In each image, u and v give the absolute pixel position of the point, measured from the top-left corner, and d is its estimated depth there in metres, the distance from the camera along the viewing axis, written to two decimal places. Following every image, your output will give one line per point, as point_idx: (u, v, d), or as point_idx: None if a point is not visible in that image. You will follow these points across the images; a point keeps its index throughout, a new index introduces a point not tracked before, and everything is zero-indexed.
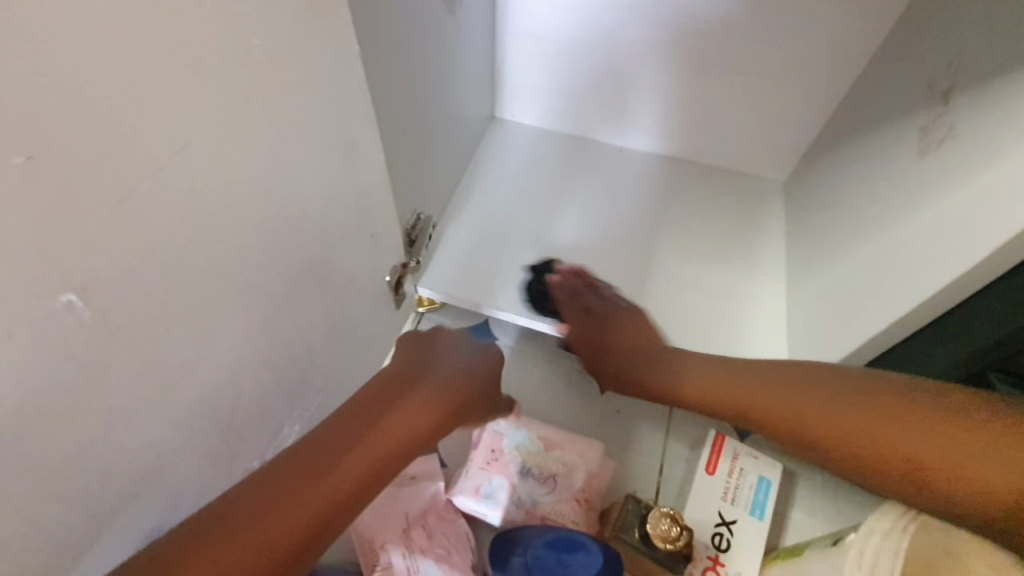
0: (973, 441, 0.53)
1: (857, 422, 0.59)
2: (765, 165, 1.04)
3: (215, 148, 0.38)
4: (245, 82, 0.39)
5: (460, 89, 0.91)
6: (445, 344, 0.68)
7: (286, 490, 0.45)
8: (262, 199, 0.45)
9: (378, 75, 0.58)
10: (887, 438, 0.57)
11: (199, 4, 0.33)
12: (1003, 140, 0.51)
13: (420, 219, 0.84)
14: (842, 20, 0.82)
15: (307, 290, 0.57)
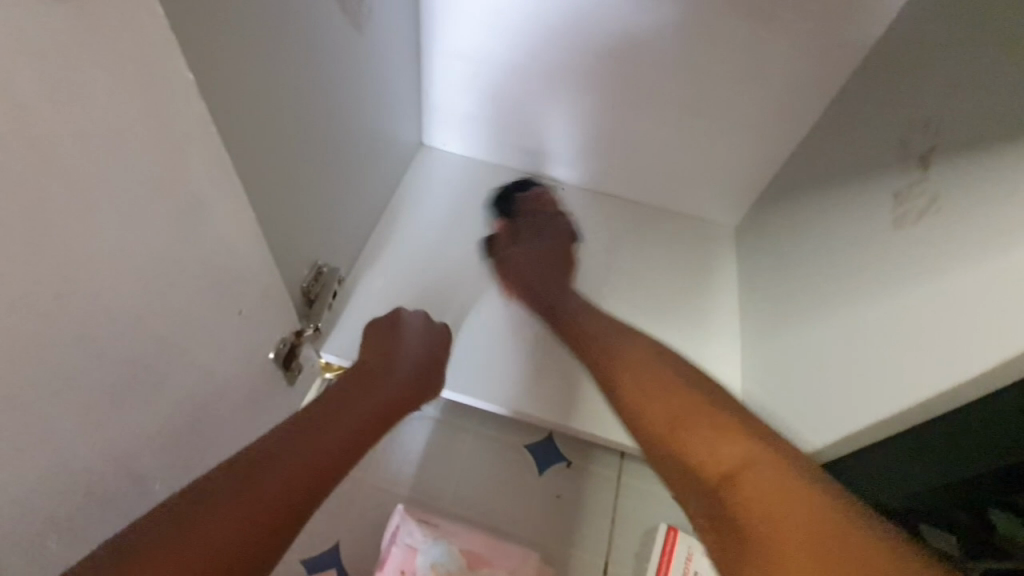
0: (804, 493, 0.41)
1: (681, 421, 0.49)
2: (716, 209, 0.96)
3: None
4: None
5: (375, 116, 0.77)
6: (403, 330, 0.67)
7: (179, 528, 0.39)
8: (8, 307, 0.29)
9: (240, 110, 0.43)
10: (701, 439, 0.47)
11: None
12: (999, 224, 0.44)
13: (322, 272, 0.69)
14: (800, 62, 0.75)
15: (131, 401, 0.41)
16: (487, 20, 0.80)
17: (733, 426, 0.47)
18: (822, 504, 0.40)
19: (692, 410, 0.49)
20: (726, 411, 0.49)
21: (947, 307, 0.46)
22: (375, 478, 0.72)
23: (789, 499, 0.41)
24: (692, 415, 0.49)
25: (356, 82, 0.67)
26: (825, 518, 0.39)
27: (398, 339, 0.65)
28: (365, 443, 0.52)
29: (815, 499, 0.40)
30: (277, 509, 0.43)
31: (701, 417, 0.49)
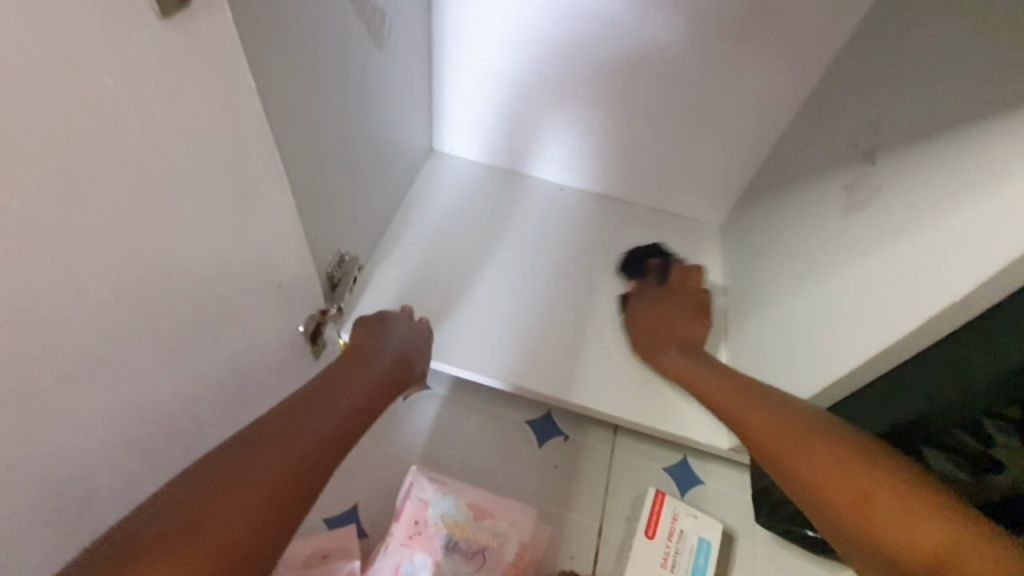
0: (909, 510, 0.47)
1: (793, 442, 0.57)
2: (702, 207, 1.04)
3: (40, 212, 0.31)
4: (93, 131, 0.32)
5: (391, 123, 0.86)
6: (389, 324, 0.76)
7: (241, 466, 0.46)
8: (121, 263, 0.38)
9: (284, 113, 0.52)
10: (804, 465, 0.55)
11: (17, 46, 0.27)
12: (925, 207, 0.51)
13: (344, 261, 0.77)
14: (772, 75, 0.83)
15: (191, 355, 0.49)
16: (490, 38, 0.90)
17: (836, 443, 0.55)
18: (949, 528, 0.45)
19: (782, 427, 0.59)
20: (824, 430, 0.56)
21: (888, 280, 0.53)
22: (389, 447, 0.80)
23: (874, 496, 0.50)
24: (782, 432, 0.58)
25: (375, 92, 0.76)
26: (963, 539, 0.44)
27: (388, 332, 0.74)
28: (365, 415, 0.61)
29: (933, 513, 0.46)
30: (306, 461, 0.50)
31: (791, 432, 0.58)
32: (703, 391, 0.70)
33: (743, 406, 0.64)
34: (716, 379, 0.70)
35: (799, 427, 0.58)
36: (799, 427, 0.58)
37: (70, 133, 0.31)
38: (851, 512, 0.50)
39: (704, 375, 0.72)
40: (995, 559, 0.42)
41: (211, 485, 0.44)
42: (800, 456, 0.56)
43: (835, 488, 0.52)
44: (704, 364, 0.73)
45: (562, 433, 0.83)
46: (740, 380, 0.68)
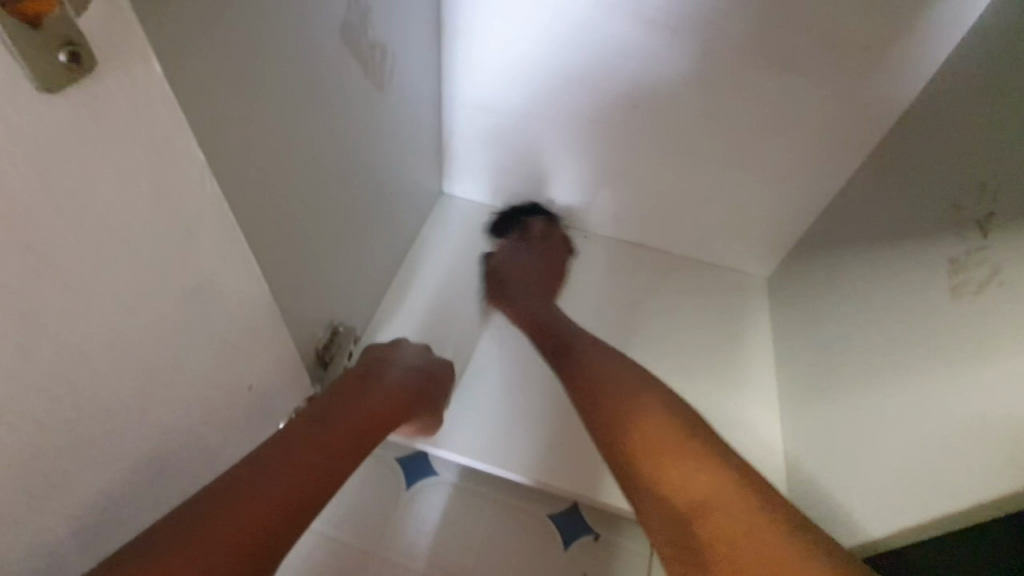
0: (700, 471, 0.47)
1: (599, 395, 0.56)
2: (746, 259, 0.93)
3: None
4: None
5: (395, 170, 0.76)
6: (392, 353, 0.65)
7: (175, 547, 0.39)
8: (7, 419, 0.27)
9: (256, 184, 0.42)
10: (603, 411, 0.55)
11: None
12: None
13: (339, 333, 0.67)
14: (834, 116, 0.72)
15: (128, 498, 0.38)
16: (509, 74, 0.79)
17: (700, 447, 0.49)
18: (738, 503, 0.44)
19: (651, 441, 0.50)
20: (702, 442, 0.49)
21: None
22: (389, 551, 0.68)
23: (758, 551, 0.40)
24: (648, 445, 0.50)
25: (376, 142, 0.66)
26: (748, 514, 0.43)
27: (391, 361, 0.63)
28: (351, 460, 0.51)
29: (741, 497, 0.44)
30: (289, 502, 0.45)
31: (666, 447, 0.49)
32: (597, 401, 0.56)
33: (618, 413, 0.53)
34: (615, 383, 0.56)
35: (678, 447, 0.49)
36: (677, 447, 0.49)
37: None
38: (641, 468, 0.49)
39: (605, 379, 0.57)
40: (743, 541, 0.41)
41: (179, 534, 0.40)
42: (668, 482, 0.47)
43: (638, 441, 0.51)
44: (610, 360, 0.60)
45: (592, 532, 0.71)
46: (651, 388, 0.55)
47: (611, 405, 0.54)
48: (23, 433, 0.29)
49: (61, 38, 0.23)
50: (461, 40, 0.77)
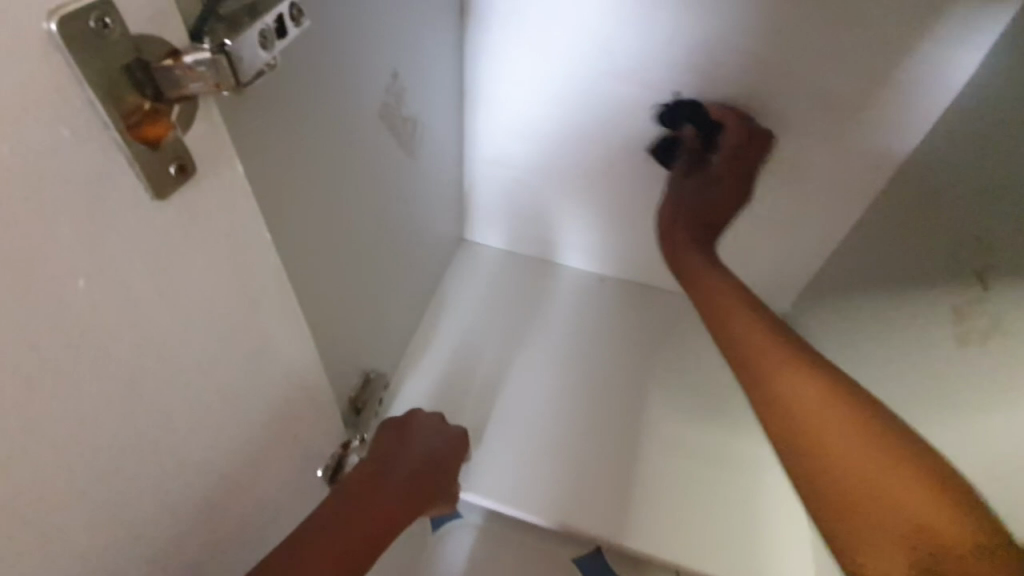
0: (807, 381, 0.47)
1: (771, 371, 0.49)
2: (761, 300, 0.96)
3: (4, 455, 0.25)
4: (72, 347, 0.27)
5: (421, 224, 0.81)
6: (414, 424, 0.69)
7: None
8: (106, 478, 0.31)
9: (303, 253, 0.46)
10: (759, 364, 0.50)
11: None
12: None
13: (370, 380, 0.70)
14: (837, 167, 0.76)
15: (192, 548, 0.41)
16: (526, 132, 0.85)
17: (812, 368, 0.48)
18: (842, 407, 0.44)
19: (768, 363, 0.50)
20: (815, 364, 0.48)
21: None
22: None
23: (873, 464, 0.40)
24: (768, 368, 0.49)
25: (405, 200, 0.71)
26: (852, 421, 0.43)
27: (413, 432, 0.67)
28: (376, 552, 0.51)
29: (855, 418, 0.43)
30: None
31: (776, 366, 0.49)
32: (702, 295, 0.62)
33: (738, 337, 0.54)
34: (737, 299, 0.58)
35: (797, 379, 0.47)
36: (797, 378, 0.47)
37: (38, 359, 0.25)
38: (802, 436, 0.44)
39: (730, 295, 0.59)
40: (878, 454, 0.40)
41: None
42: (785, 405, 0.46)
43: (798, 413, 0.45)
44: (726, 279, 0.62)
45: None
46: (772, 322, 0.55)
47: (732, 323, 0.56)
48: (123, 494, 0.33)
49: (171, 154, 0.28)
50: (480, 104, 0.83)
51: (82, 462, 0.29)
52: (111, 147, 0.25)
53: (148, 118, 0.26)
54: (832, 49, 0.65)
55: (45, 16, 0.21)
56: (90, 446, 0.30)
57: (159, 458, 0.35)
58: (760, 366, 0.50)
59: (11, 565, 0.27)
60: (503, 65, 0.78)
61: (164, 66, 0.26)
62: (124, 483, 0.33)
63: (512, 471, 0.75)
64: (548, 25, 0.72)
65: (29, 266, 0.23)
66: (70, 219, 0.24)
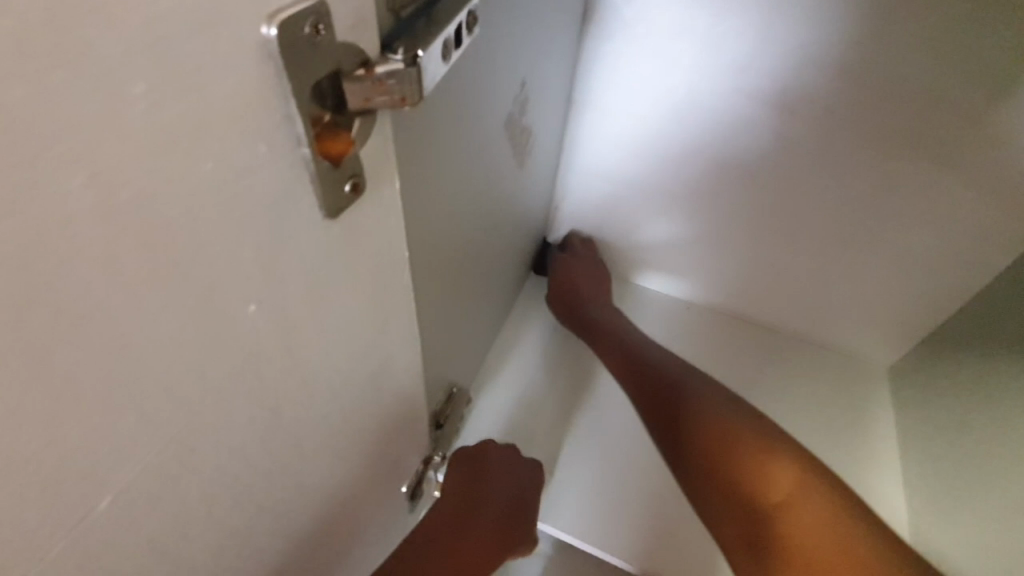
0: (823, 517, 0.51)
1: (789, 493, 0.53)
2: (867, 347, 0.88)
3: (165, 487, 0.24)
4: (235, 373, 0.25)
5: (517, 239, 0.78)
6: (492, 466, 0.66)
7: None
8: (244, 504, 0.30)
9: (426, 273, 0.44)
10: (753, 477, 0.55)
11: (165, 304, 0.20)
12: None
13: (454, 395, 0.68)
14: (984, 214, 0.68)
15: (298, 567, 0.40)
16: (632, 150, 0.80)
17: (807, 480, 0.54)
18: (810, 500, 0.52)
19: (772, 476, 0.55)
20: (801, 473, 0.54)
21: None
22: None
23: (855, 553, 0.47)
24: (777, 488, 0.54)
25: (508, 214, 0.69)
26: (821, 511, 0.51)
27: (490, 476, 0.65)
28: None
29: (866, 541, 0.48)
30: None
31: (784, 483, 0.54)
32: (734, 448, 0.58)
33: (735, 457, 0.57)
34: (741, 429, 0.59)
35: (786, 475, 0.54)
36: (787, 476, 0.54)
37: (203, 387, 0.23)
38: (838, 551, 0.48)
39: (731, 420, 0.60)
40: None
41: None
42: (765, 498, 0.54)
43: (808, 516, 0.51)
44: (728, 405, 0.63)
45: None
46: (758, 430, 0.59)
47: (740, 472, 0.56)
48: (253, 521, 0.32)
49: (349, 172, 0.26)
50: (588, 114, 0.79)
51: (226, 488, 0.28)
52: (296, 161, 0.23)
53: (328, 135, 0.24)
54: (996, 85, 0.59)
55: (264, 20, 0.19)
56: (235, 474, 0.28)
57: (285, 481, 0.33)
58: (777, 524, 0.52)
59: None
60: (619, 77, 0.73)
61: (356, 75, 0.23)
62: (256, 508, 0.31)
63: (594, 504, 0.73)
64: (676, 36, 0.67)
65: (211, 292, 0.22)
66: (253, 241, 0.22)
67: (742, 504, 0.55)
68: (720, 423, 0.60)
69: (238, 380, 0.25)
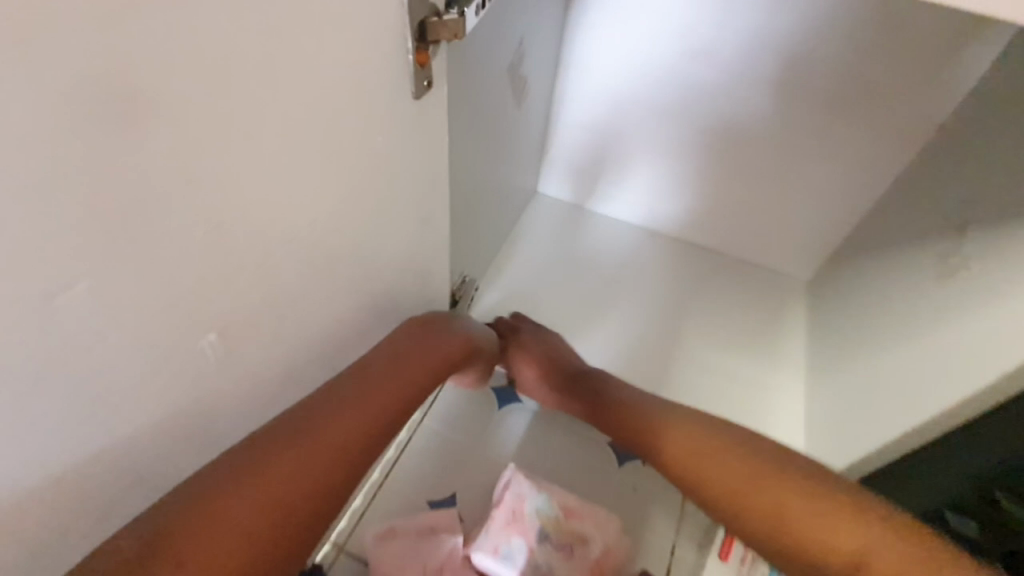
0: (766, 485, 0.63)
1: (724, 470, 0.66)
2: (790, 264, 1.10)
3: (331, 219, 0.45)
4: (362, 166, 0.46)
5: (516, 165, 0.99)
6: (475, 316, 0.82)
7: (246, 469, 0.48)
8: (351, 260, 0.51)
9: (453, 159, 0.66)
10: (684, 462, 0.69)
11: (349, 105, 0.41)
12: None
13: (466, 280, 0.90)
14: (867, 145, 0.90)
15: (361, 339, 0.60)
16: (609, 98, 1.02)
17: (735, 450, 0.67)
18: (753, 470, 0.65)
19: (705, 461, 0.67)
20: (719, 442, 0.68)
21: (966, 338, 0.63)
22: (485, 448, 0.89)
23: (795, 502, 0.61)
24: (712, 470, 0.66)
25: (510, 140, 0.90)
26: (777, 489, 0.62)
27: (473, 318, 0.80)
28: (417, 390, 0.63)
29: (802, 494, 0.61)
30: (361, 442, 0.56)
31: (713, 464, 0.67)
32: (665, 448, 0.71)
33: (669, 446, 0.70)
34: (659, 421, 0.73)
35: (716, 458, 0.67)
36: (719, 459, 0.67)
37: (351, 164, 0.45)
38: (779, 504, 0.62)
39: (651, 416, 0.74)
40: (837, 533, 0.58)
41: (295, 424, 0.52)
42: (717, 484, 0.66)
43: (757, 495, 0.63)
44: (645, 403, 0.76)
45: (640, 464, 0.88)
46: (674, 415, 0.73)
47: (682, 464, 0.69)
48: (351, 278, 0.52)
49: (423, 75, 0.48)
50: (574, 73, 1.01)
51: (345, 243, 0.49)
52: (402, 60, 0.45)
53: (418, 52, 0.45)
54: (873, 47, 0.81)
55: None
56: (350, 235, 0.49)
57: (369, 262, 0.54)
58: (738, 502, 0.64)
59: (312, 288, 0.47)
60: (601, 38, 0.95)
61: (431, 21, 0.44)
62: (353, 270, 0.52)
63: None
64: (640, 10, 0.90)
65: (363, 107, 0.43)
66: (382, 87, 0.44)
67: (701, 489, 0.67)
68: (638, 419, 0.74)
69: (364, 170, 0.47)
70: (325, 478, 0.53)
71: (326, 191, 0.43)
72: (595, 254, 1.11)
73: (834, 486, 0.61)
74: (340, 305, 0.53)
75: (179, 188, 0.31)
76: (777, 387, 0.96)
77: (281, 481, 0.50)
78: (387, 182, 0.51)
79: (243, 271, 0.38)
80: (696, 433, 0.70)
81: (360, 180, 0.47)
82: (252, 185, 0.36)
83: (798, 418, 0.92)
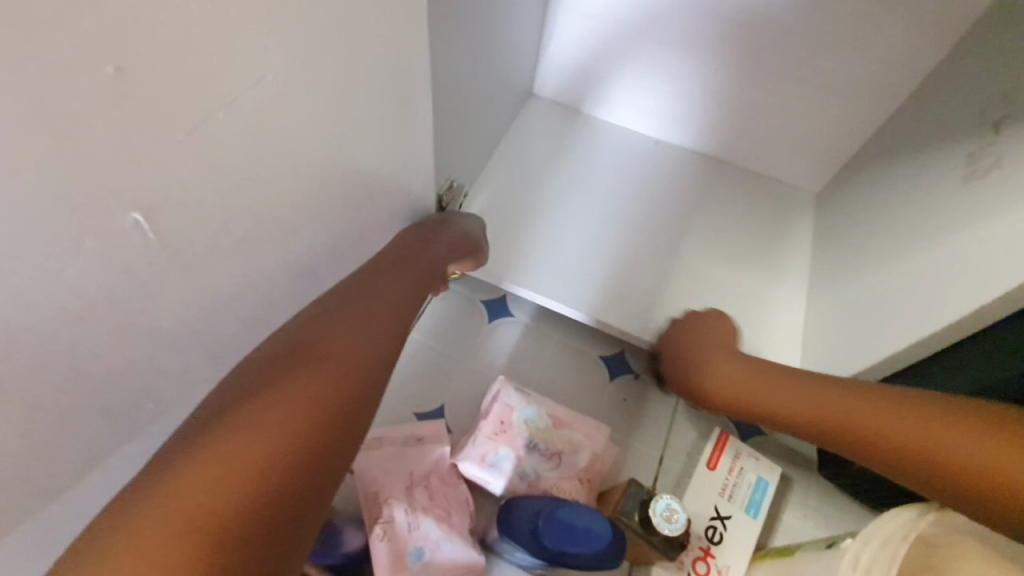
0: (956, 427, 0.56)
1: (814, 406, 0.65)
2: (799, 174, 1.03)
3: (285, 83, 0.37)
4: (324, 23, 0.38)
5: (511, 57, 0.88)
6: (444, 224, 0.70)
7: (220, 423, 0.41)
8: (318, 142, 0.44)
9: (438, 35, 0.56)
10: (783, 394, 0.68)
11: None
12: None
13: (453, 187, 0.83)
14: (902, 37, 0.81)
15: (335, 239, 0.54)
16: None
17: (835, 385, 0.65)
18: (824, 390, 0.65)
19: (821, 401, 0.65)
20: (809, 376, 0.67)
21: (988, 243, 0.59)
22: (475, 361, 0.86)
23: (911, 428, 0.58)
24: (815, 406, 0.65)
25: (505, 24, 0.79)
26: (903, 414, 0.59)
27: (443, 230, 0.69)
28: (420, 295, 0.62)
29: (929, 414, 0.57)
30: (333, 398, 0.46)
31: (823, 401, 0.64)
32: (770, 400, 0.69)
33: (795, 403, 0.66)
34: (759, 369, 0.72)
35: (824, 393, 0.65)
36: (823, 393, 0.65)
37: (310, 18, 0.36)
38: (930, 447, 0.56)
39: (746, 366, 0.73)
40: (948, 428, 0.56)
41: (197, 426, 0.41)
42: (867, 433, 0.61)
43: (841, 417, 0.63)
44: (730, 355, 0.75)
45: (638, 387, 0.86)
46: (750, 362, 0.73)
47: (792, 401, 0.67)
48: (318, 165, 0.45)
49: None
50: None
51: (304, 124, 0.41)
52: None
53: None
54: None
55: None
56: (312, 115, 0.42)
57: (339, 149, 0.47)
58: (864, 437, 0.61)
59: (270, 174, 0.40)
60: None
61: None
62: (319, 157, 0.45)
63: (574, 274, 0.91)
64: None
65: None
66: None
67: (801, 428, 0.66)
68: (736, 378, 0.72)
69: (324, 30, 0.38)
70: (280, 454, 0.41)
71: (272, 50, 0.35)
72: (593, 161, 1.03)
73: (859, 383, 0.63)
74: (307, 199, 0.46)
75: (56, 9, 0.23)
76: (775, 306, 0.93)
77: (241, 447, 0.40)
78: (360, 52, 0.43)
79: (174, 142, 0.32)
80: (817, 380, 0.66)
81: (323, 47, 0.39)
82: (164, 21, 0.28)
83: (796, 332, 0.90)
